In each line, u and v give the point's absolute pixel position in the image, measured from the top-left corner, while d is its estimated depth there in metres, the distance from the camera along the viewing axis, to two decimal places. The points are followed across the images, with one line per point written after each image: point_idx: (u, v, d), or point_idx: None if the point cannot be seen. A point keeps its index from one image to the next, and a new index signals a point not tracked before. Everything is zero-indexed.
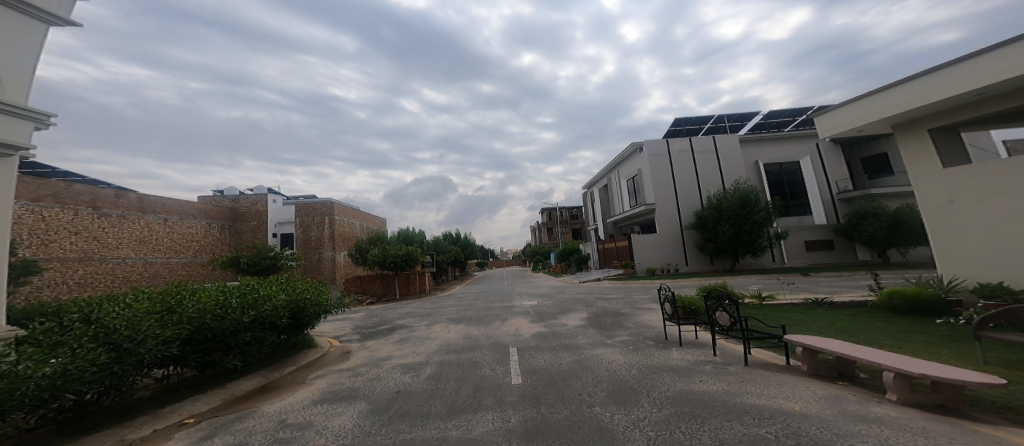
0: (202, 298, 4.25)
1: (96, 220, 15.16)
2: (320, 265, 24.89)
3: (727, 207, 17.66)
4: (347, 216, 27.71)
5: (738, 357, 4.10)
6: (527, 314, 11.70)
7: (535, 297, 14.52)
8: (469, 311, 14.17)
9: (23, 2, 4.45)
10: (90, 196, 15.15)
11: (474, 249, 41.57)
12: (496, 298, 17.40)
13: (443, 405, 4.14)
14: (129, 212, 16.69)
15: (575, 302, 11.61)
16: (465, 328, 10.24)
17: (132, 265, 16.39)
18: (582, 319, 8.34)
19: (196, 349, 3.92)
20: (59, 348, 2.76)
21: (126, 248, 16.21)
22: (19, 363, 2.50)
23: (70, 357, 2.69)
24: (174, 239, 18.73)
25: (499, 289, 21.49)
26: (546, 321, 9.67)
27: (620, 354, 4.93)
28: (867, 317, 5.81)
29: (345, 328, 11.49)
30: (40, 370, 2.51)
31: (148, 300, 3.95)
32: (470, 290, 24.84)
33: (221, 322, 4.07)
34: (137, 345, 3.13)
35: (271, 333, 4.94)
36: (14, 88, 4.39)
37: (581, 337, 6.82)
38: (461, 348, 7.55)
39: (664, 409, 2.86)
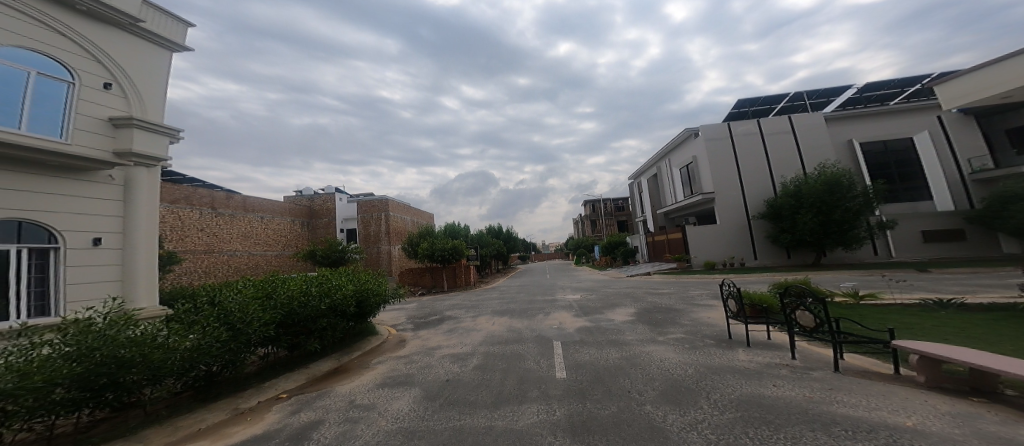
0: (290, 286, 4.70)
1: (214, 218, 17.59)
2: (379, 259, 26.54)
3: (809, 194, 15.99)
4: (400, 212, 29.20)
5: (824, 362, 3.74)
6: (570, 309, 11.62)
7: (580, 291, 14.38)
8: (512, 304, 14.35)
9: (152, 34, 5.85)
10: (209, 198, 17.62)
11: (516, 242, 41.84)
12: (540, 292, 17.43)
13: (490, 395, 4.21)
14: (237, 211, 18.98)
15: (622, 297, 11.32)
16: (509, 321, 10.40)
17: (240, 257, 18.68)
18: (630, 315, 8.11)
19: (286, 331, 4.38)
20: (194, 326, 3.24)
21: (236, 243, 18.49)
22: (170, 336, 2.97)
23: (201, 334, 3.15)
24: (269, 234, 20.91)
25: (542, 283, 21.49)
26: (591, 315, 9.52)
27: (673, 352, 4.73)
28: (995, 322, 5.07)
29: (401, 317, 12.20)
30: (185, 342, 2.98)
31: (252, 286, 4.49)
32: (514, 283, 25.13)
33: (306, 307, 4.49)
34: (248, 325, 3.57)
35: (342, 320, 5.35)
36: (154, 109, 5.78)
37: (629, 333, 6.64)
38: (506, 340, 7.67)
39: (727, 412, 2.69)
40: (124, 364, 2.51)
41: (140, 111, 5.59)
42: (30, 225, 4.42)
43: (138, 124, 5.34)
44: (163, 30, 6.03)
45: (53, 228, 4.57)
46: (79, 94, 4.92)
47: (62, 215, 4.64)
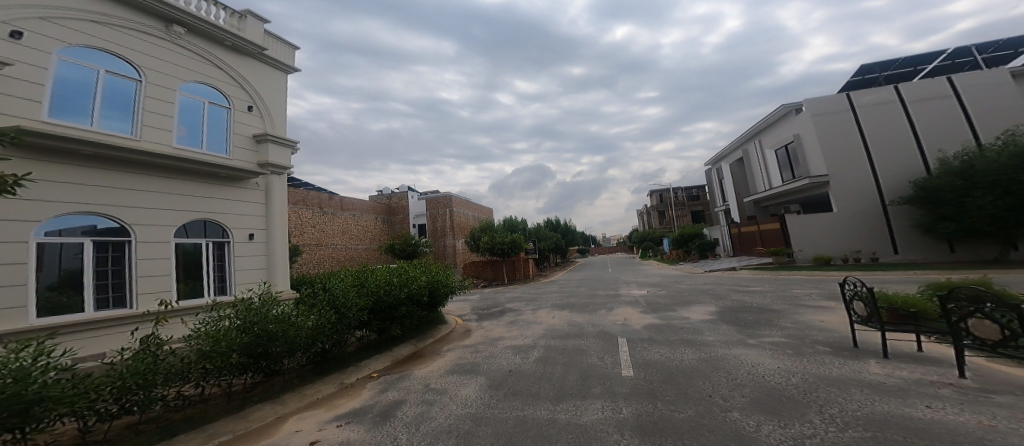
0: (379, 275, 5.63)
1: (322, 218, 21.65)
2: (444, 252, 28.22)
3: (981, 170, 12.51)
4: (463, 207, 30.59)
5: (1011, 385, 2.99)
6: (636, 305, 11.09)
7: (646, 286, 13.72)
8: (571, 298, 14.15)
9: (271, 59, 7.30)
10: (319, 201, 21.70)
11: (576, 235, 41.13)
12: (601, 286, 16.92)
13: (552, 388, 4.15)
14: (338, 211, 22.95)
15: (699, 294, 10.48)
16: (569, 315, 10.25)
17: (341, 250, 22.66)
18: (709, 314, 7.47)
19: (376, 316, 5.33)
20: (313, 310, 4.30)
21: (337, 238, 22.46)
22: (300, 316, 4.04)
23: (318, 318, 4.17)
24: (361, 230, 24.74)
25: (602, 277, 20.87)
26: (661, 313, 8.96)
27: (770, 358, 4.23)
28: None
29: (466, 308, 12.76)
30: (309, 321, 4.05)
31: (350, 275, 5.53)
32: (573, 277, 24.70)
33: (392, 294, 5.32)
34: (349, 310, 4.61)
35: (420, 307, 6.14)
36: (277, 124, 7.27)
37: (709, 333, 6.11)
38: (566, 334, 7.52)
39: (851, 431, 2.30)
40: (271, 337, 3.57)
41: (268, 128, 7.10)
42: (212, 223, 6.09)
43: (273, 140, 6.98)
44: (280, 56, 7.48)
45: (225, 227, 6.25)
46: (236, 120, 6.59)
47: (229, 216, 6.30)
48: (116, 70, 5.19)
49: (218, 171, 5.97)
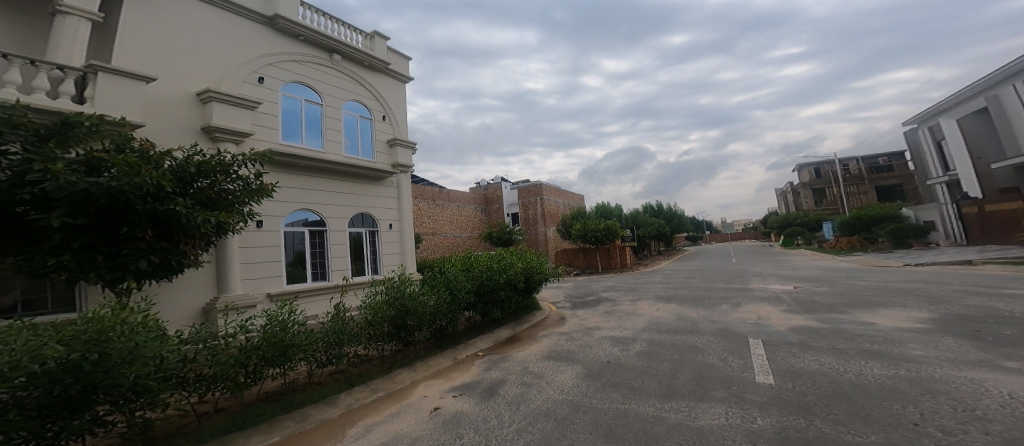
0: (480, 265, 8.71)
1: (433, 209, 25.22)
2: (537, 240, 28.53)
3: None
4: (553, 196, 30.73)
5: None
6: (774, 301, 9.75)
7: (792, 281, 11.43)
8: (681, 290, 13.50)
9: (392, 73, 11.38)
10: (430, 194, 25.28)
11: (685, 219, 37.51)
12: (729, 278, 14.62)
13: (655, 384, 4.84)
14: (445, 203, 26.34)
15: (897, 294, 8.30)
16: (678, 309, 10.07)
17: (449, 238, 26.01)
18: (919, 321, 5.86)
19: (477, 299, 8.28)
20: (433, 294, 7.10)
21: (445, 228, 25.90)
22: (426, 297, 6.75)
23: (437, 301, 6.94)
24: (464, 219, 27.84)
25: (722, 267, 18.78)
26: (823, 316, 7.62)
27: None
28: None
29: (559, 294, 14.33)
30: (430, 301, 6.73)
31: (464, 268, 8.56)
32: (682, 267, 22.44)
33: (491, 280, 8.60)
34: (459, 293, 7.61)
35: (511, 293, 9.07)
36: (399, 126, 11.36)
37: (915, 346, 4.91)
38: (673, 329, 7.91)
39: None
40: (407, 312, 6.23)
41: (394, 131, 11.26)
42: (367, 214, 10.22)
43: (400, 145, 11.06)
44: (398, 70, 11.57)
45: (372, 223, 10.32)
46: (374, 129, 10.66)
47: (377, 210, 10.38)
48: (311, 99, 9.28)
49: (368, 173, 9.95)
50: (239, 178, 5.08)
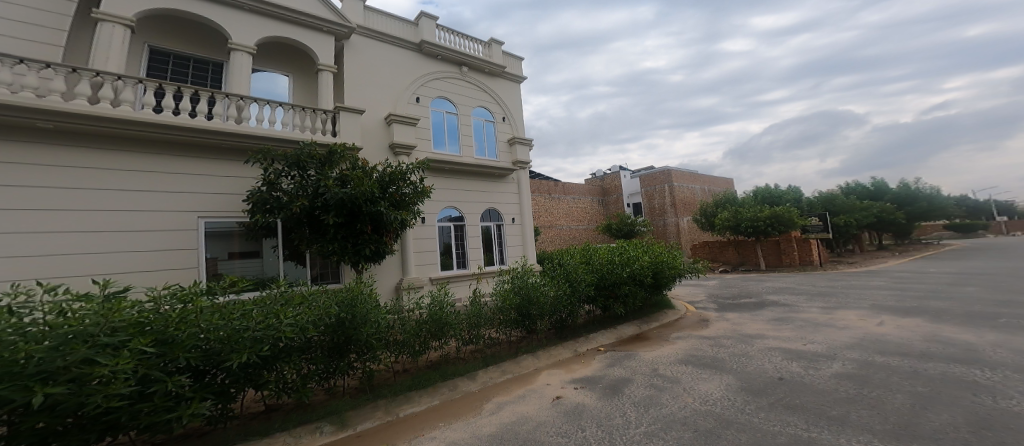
0: (602, 256, 9.18)
1: (551, 202, 28.54)
2: (666, 231, 30.67)
3: None
4: (685, 182, 31.85)
5: None
6: None
7: None
8: (919, 299, 9.93)
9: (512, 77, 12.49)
10: (548, 188, 28.74)
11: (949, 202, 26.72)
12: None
13: (865, 415, 3.85)
14: (561, 196, 29.37)
15: None
16: (912, 323, 7.66)
17: (566, 230, 28.87)
18: None
19: (599, 293, 8.78)
20: (553, 285, 7.89)
21: (561, 221, 28.82)
22: (548, 288, 7.64)
23: (554, 293, 7.68)
24: (579, 212, 30.30)
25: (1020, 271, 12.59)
26: None
27: None
28: None
29: (701, 294, 14.10)
30: (550, 292, 7.57)
31: (588, 261, 9.05)
32: (917, 268, 16.40)
33: (613, 274, 8.85)
34: (580, 285, 8.26)
35: (639, 286, 9.30)
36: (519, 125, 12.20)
37: None
38: (902, 351, 5.98)
39: None
40: (529, 302, 7.26)
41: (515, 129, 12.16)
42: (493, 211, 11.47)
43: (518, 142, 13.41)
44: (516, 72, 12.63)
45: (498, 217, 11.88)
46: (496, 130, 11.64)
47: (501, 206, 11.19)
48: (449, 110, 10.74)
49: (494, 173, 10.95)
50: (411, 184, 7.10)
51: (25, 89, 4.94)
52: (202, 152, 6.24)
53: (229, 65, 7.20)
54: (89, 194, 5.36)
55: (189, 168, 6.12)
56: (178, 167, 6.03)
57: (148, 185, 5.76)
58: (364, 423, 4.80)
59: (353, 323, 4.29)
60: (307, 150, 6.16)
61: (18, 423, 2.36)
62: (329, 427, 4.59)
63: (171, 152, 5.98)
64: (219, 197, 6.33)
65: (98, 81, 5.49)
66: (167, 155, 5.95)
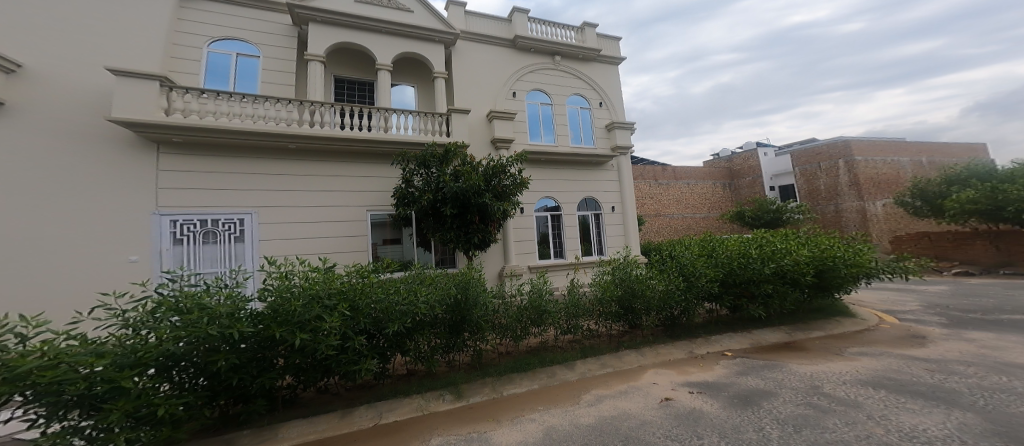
0: (731, 247, 6.90)
1: (657, 188, 24.58)
2: (842, 219, 21.69)
3: None
4: (874, 153, 21.90)
5: None
6: None
7: None
8: None
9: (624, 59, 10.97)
10: (654, 172, 24.78)
11: None
12: None
13: None
14: (671, 180, 25.08)
15: None
16: None
17: (676, 219, 24.63)
18: None
19: (728, 290, 6.57)
20: (667, 278, 6.34)
21: (671, 207, 24.62)
22: (655, 280, 6.14)
23: (661, 285, 6.11)
24: (694, 198, 25.54)
25: None
26: None
27: None
28: None
29: (904, 299, 9.47)
30: (659, 285, 6.10)
31: (706, 247, 7.19)
32: None
33: (747, 269, 6.40)
34: (697, 278, 6.33)
35: (793, 287, 6.61)
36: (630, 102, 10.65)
37: None
38: None
39: None
40: (634, 294, 5.96)
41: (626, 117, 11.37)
42: (593, 199, 11.93)
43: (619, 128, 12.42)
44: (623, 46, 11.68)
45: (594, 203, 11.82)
46: (593, 117, 12.18)
47: (600, 193, 11.92)
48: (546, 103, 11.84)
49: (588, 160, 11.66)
50: (513, 175, 6.49)
51: (281, 120, 6.34)
52: (368, 158, 7.01)
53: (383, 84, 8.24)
54: (297, 193, 6.44)
55: (361, 171, 6.93)
56: (352, 170, 6.88)
57: (336, 185, 6.71)
58: (475, 396, 4.40)
59: (467, 303, 5.32)
60: (430, 151, 6.59)
61: (290, 357, 3.88)
62: (449, 397, 4.75)
63: (343, 158, 6.82)
64: (382, 194, 7.08)
65: (314, 108, 6.66)
66: (342, 160, 6.81)
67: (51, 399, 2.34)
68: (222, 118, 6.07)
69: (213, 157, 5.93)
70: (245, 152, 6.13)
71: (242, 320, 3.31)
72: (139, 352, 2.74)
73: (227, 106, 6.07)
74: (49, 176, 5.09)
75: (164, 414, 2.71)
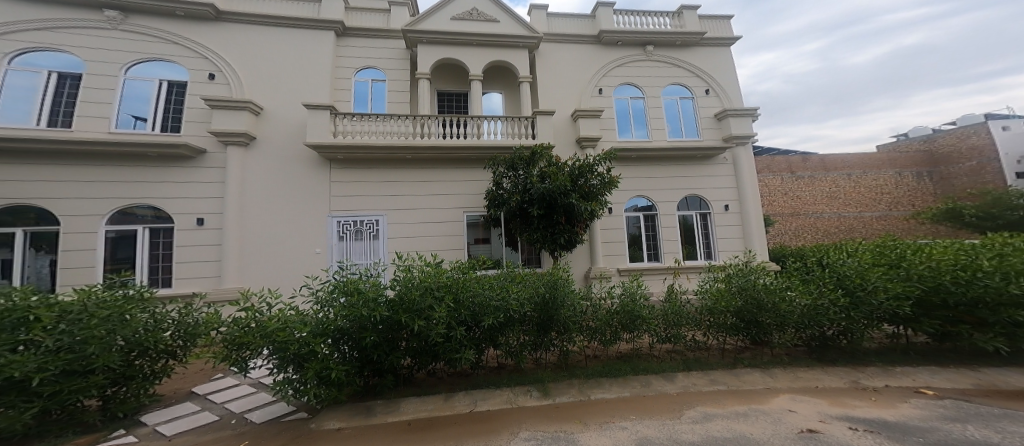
0: (927, 253, 4.38)
1: (796, 181, 18.76)
2: None
3: None
4: None
5: None
6: None
7: None
8: None
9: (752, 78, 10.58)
10: (788, 165, 19.12)
11: None
12: None
13: None
14: (818, 173, 19.03)
15: None
16: None
17: (829, 219, 18.25)
18: None
19: (929, 314, 4.22)
20: (825, 289, 4.43)
21: (823, 205, 18.39)
22: (792, 291, 4.42)
23: (809, 300, 4.28)
24: (863, 192, 18.74)
25: None
26: None
27: None
28: None
29: None
30: (806, 300, 4.29)
31: (877, 253, 4.76)
32: None
33: (966, 287, 3.91)
34: (871, 295, 4.21)
35: None
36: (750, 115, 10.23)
37: None
38: None
39: None
40: (760, 307, 4.34)
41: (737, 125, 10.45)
42: (697, 196, 10.29)
43: (733, 114, 10.34)
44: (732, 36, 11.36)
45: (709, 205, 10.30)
46: (695, 107, 10.73)
47: (706, 191, 10.19)
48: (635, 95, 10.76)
49: (698, 154, 10.10)
50: (598, 175, 7.51)
51: (399, 134, 8.26)
52: (458, 164, 8.62)
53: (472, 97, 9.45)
54: (410, 199, 8.35)
55: (422, 178, 8.45)
56: (450, 175, 8.59)
57: (446, 189, 8.52)
58: (561, 396, 4.37)
59: (554, 304, 4.55)
60: (518, 153, 7.76)
61: (421, 334, 4.08)
62: (537, 393, 4.48)
63: (427, 168, 8.51)
64: (475, 197, 8.65)
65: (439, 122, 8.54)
66: (419, 171, 8.48)
67: (282, 353, 3.74)
68: (365, 135, 8.19)
69: (363, 167, 8.22)
70: (377, 162, 8.31)
71: (383, 303, 4.07)
72: (319, 331, 3.88)
73: (359, 127, 8.17)
74: (266, 186, 7.74)
75: (324, 376, 3.83)
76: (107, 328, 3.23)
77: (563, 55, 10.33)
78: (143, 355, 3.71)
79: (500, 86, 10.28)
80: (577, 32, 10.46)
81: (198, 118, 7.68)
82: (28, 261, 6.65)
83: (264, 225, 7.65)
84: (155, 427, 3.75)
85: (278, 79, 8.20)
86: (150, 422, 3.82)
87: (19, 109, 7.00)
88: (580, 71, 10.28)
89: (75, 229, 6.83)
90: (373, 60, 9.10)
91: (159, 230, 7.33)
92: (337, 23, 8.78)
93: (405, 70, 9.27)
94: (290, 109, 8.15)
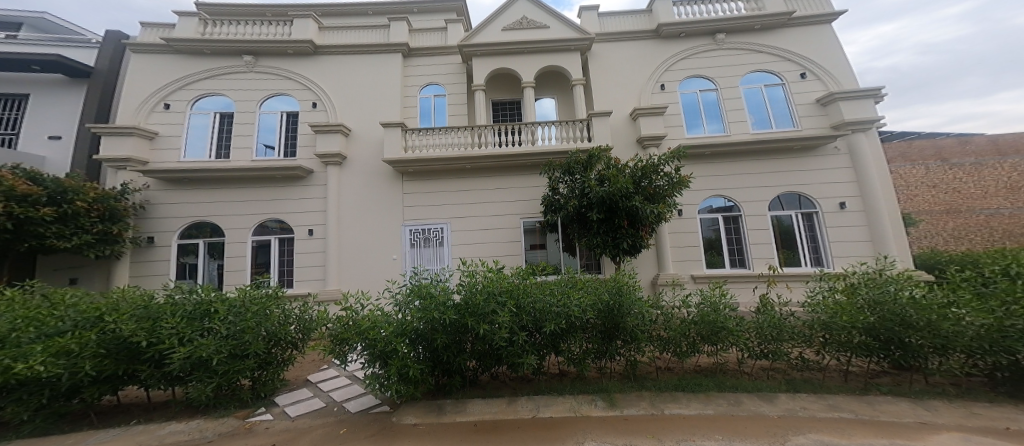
0: None
1: (947, 171, 18.15)
2: None
3: None
4: None
5: None
6: None
7: None
8: None
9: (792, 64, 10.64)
10: (934, 150, 18.80)
11: None
12: None
13: None
14: (986, 158, 18.03)
15: None
16: None
17: (1010, 216, 16.65)
18: None
19: None
20: (949, 319, 4.22)
21: (996, 198, 17.02)
22: (962, 309, 4.29)
23: (970, 312, 4.23)
24: None
25: None
26: None
27: None
28: None
29: None
30: (971, 317, 4.20)
31: None
32: None
33: None
34: (1009, 315, 4.13)
35: None
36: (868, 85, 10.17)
37: None
38: None
39: None
40: (907, 326, 4.36)
41: (858, 104, 10.25)
42: (799, 193, 10.27)
43: (840, 98, 10.32)
44: (820, 10, 11.52)
45: (817, 204, 10.18)
46: (785, 93, 11.08)
47: (813, 189, 10.17)
48: (705, 88, 11.35)
49: (796, 145, 10.19)
50: (666, 175, 8.35)
51: (461, 145, 10.45)
52: (522, 171, 10.52)
53: (527, 99, 11.19)
54: (471, 207, 10.42)
55: (520, 182, 10.50)
56: (509, 183, 10.49)
57: (508, 196, 10.43)
58: (630, 409, 4.65)
59: (620, 311, 4.89)
60: (575, 157, 8.91)
61: (439, 351, 4.73)
62: (602, 403, 4.80)
63: (505, 174, 10.51)
64: (531, 202, 10.41)
65: (480, 131, 10.53)
66: (508, 175, 10.51)
67: (371, 350, 4.57)
68: (429, 147, 10.48)
69: (429, 178, 10.52)
70: (451, 175, 10.53)
71: (454, 307, 4.66)
72: (400, 331, 4.58)
73: (432, 138, 10.52)
74: (365, 200, 10.40)
75: (404, 373, 4.51)
76: (256, 322, 4.74)
77: (615, 54, 11.58)
78: (278, 344, 5.10)
79: (551, 90, 12.07)
80: (635, 29, 11.65)
81: (307, 143, 10.83)
82: (204, 264, 10.10)
83: (363, 235, 10.25)
84: (284, 407, 5.09)
85: (356, 102, 11.15)
86: (281, 403, 5.18)
87: (198, 145, 10.76)
88: (641, 70, 11.35)
89: (235, 239, 10.15)
90: (434, 78, 11.77)
91: (285, 239, 10.39)
92: (403, 45, 11.61)
93: (462, 83, 11.78)
94: (366, 128, 10.96)
